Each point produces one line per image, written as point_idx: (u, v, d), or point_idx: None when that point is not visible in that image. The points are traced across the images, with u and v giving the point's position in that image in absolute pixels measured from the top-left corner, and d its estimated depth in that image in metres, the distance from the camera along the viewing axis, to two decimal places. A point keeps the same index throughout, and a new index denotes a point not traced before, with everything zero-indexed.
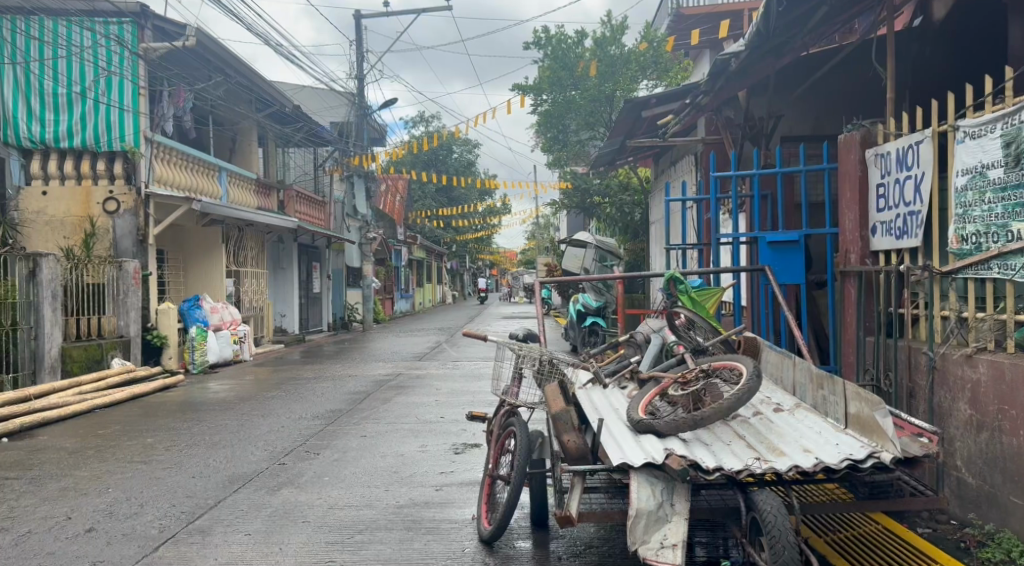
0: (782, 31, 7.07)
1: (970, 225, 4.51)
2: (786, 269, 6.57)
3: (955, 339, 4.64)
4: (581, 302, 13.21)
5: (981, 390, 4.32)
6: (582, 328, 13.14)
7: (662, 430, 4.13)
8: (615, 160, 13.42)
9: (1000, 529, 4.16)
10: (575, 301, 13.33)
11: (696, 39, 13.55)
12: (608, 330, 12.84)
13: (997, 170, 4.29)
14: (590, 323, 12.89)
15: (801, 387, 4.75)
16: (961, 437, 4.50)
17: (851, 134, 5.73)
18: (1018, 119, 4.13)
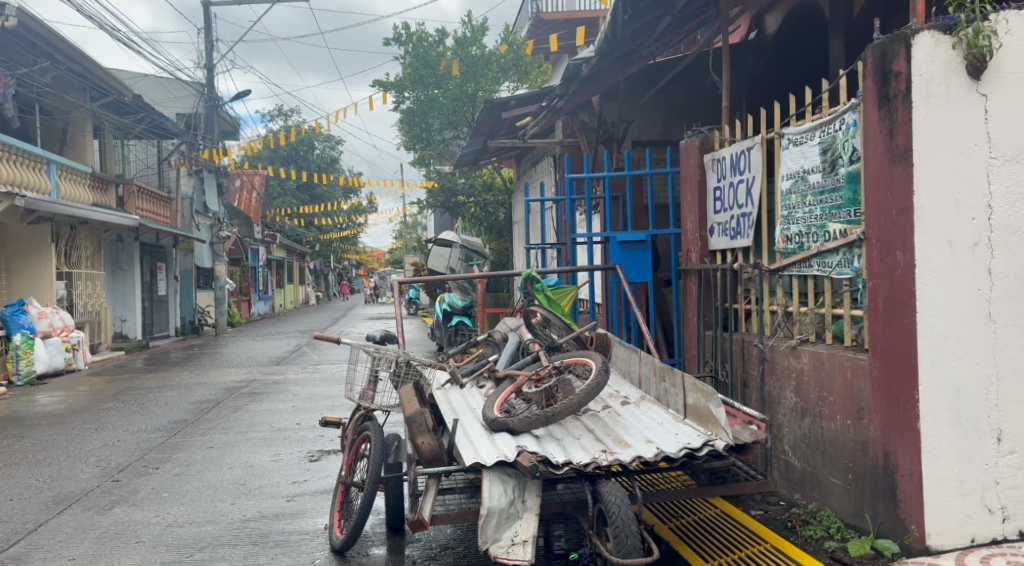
0: (630, 38, 7.35)
1: (794, 225, 4.84)
2: (635, 267, 6.85)
3: (781, 332, 4.99)
4: (447, 302, 13.15)
5: (804, 379, 4.65)
6: (448, 328, 13.10)
7: (516, 428, 4.18)
8: (477, 160, 13.52)
9: (821, 508, 4.49)
10: (441, 300, 13.22)
11: (555, 45, 13.81)
12: (474, 329, 12.87)
13: (817, 175, 4.60)
14: (457, 322, 12.93)
15: (647, 379, 4.95)
16: (788, 423, 4.84)
17: (691, 140, 6.03)
18: (832, 127, 4.44)
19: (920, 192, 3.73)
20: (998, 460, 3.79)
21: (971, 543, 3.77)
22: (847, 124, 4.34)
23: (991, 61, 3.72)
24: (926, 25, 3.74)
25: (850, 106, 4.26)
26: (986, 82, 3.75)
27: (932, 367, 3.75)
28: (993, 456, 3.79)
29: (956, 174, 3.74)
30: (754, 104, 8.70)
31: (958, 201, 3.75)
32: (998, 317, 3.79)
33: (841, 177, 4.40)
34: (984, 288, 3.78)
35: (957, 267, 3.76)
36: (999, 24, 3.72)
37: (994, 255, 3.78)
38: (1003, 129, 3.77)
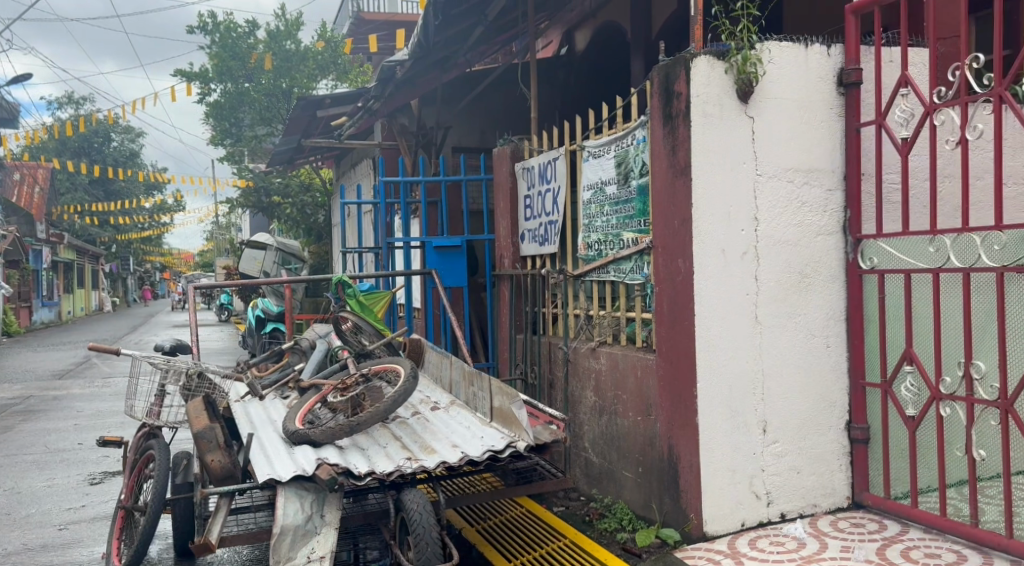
0: (445, 44, 7.40)
1: (594, 233, 5.07)
2: (449, 272, 6.89)
3: (583, 334, 5.22)
4: (261, 308, 12.55)
5: (602, 379, 4.89)
6: (262, 335, 12.46)
7: (318, 440, 4.07)
8: (292, 160, 13.10)
9: (616, 501, 4.74)
10: (255, 306, 12.61)
11: (375, 47, 13.67)
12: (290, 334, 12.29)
13: (612, 187, 4.85)
14: (272, 328, 12.19)
15: (455, 384, 4.98)
16: (588, 421, 5.07)
17: (502, 148, 6.16)
18: (625, 142, 4.70)
19: (698, 204, 4.03)
20: (764, 450, 4.17)
21: (741, 526, 4.13)
22: (637, 140, 4.59)
23: (758, 87, 4.09)
24: (702, 51, 4.05)
25: (640, 123, 4.52)
26: (753, 105, 4.11)
27: (708, 366, 4.08)
28: (760, 446, 4.16)
29: (728, 188, 4.08)
30: (567, 113, 9.08)
31: (730, 213, 4.09)
32: (763, 319, 4.16)
33: (633, 189, 4.63)
34: (752, 292, 4.15)
35: (728, 274, 4.10)
36: (763, 53, 4.09)
37: (759, 263, 4.15)
38: (768, 149, 4.14)
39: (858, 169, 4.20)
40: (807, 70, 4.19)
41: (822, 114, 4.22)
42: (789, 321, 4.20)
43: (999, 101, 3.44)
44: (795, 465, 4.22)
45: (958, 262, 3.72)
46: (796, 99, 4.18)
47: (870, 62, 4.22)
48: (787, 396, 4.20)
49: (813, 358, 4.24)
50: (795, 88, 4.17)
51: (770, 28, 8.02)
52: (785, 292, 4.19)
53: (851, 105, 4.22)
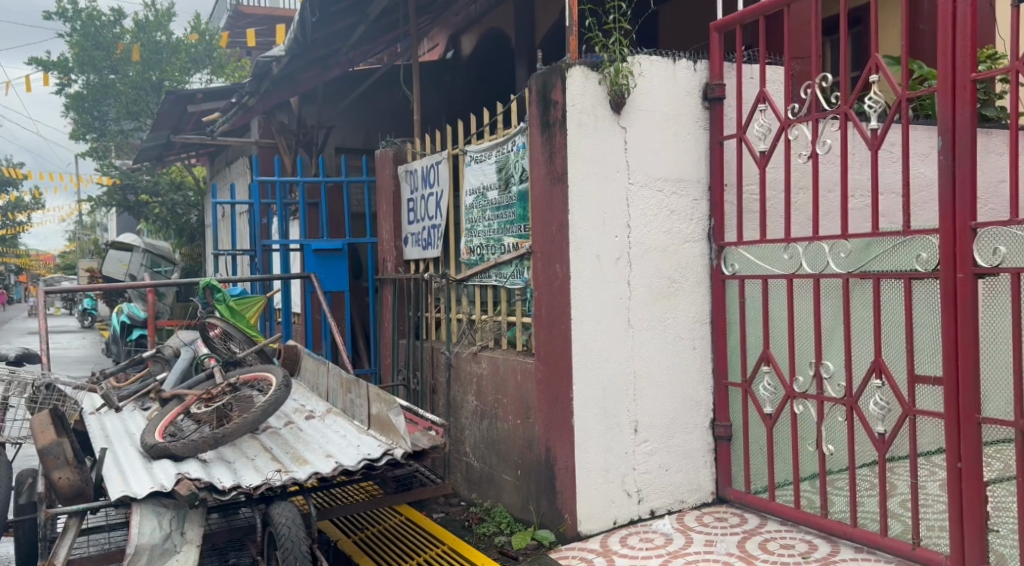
0: (325, 42, 7.26)
1: (476, 238, 5.09)
2: (329, 276, 6.73)
3: (465, 339, 5.22)
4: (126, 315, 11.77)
5: (483, 383, 4.91)
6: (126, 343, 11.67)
7: (179, 454, 3.89)
8: (161, 157, 12.50)
9: (496, 505, 4.77)
10: (119, 312, 11.80)
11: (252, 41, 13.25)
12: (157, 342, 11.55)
13: (493, 192, 4.88)
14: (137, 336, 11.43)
15: (332, 392, 4.87)
16: (469, 425, 5.08)
17: (384, 150, 6.09)
18: (506, 148, 4.74)
19: (574, 211, 4.12)
20: (635, 449, 4.30)
21: (613, 525, 4.24)
22: (517, 146, 4.64)
23: (629, 98, 4.22)
24: (577, 61, 4.14)
25: (520, 130, 4.57)
26: (625, 115, 4.24)
27: (583, 369, 4.17)
28: (631, 445, 4.29)
29: (602, 196, 4.18)
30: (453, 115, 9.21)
31: (604, 220, 4.19)
32: (635, 322, 4.29)
33: (514, 195, 4.67)
34: (625, 296, 4.27)
35: (602, 279, 4.20)
36: (634, 66, 4.22)
37: (632, 268, 4.28)
38: (639, 159, 4.27)
39: (722, 180, 4.41)
40: (676, 83, 4.36)
41: (689, 127, 4.40)
42: (658, 325, 4.35)
43: (845, 119, 3.70)
44: (664, 463, 4.37)
45: (809, 268, 3.93)
46: (665, 112, 4.34)
47: (732, 78, 4.43)
48: (657, 397, 4.35)
49: (682, 360, 4.41)
50: (663, 101, 4.33)
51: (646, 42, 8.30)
52: (656, 297, 4.34)
53: (715, 119, 4.42)
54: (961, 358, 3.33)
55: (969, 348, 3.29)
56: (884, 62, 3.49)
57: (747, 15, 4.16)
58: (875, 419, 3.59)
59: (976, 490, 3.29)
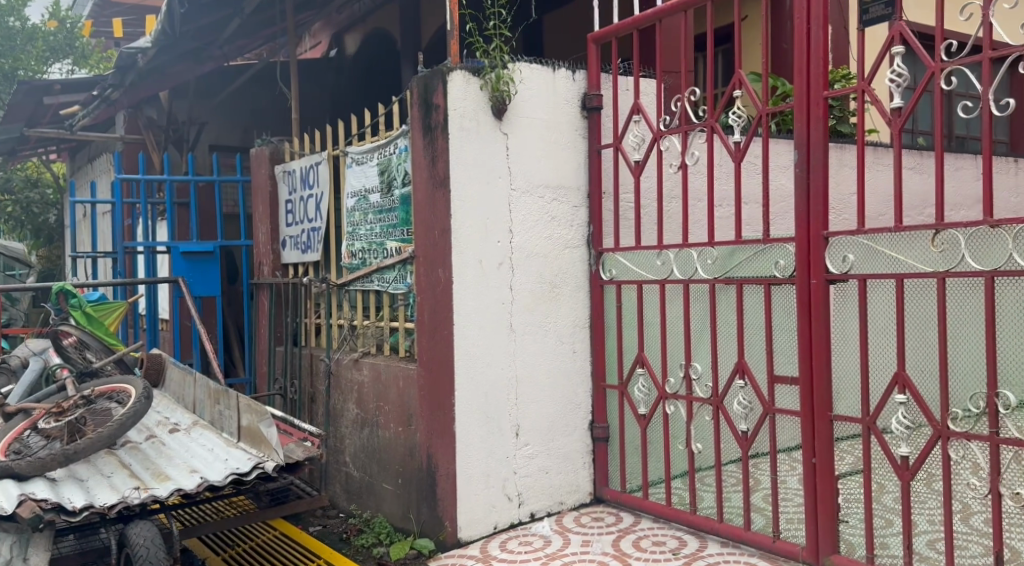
0: (197, 35, 6.93)
1: (358, 242, 4.97)
2: (201, 280, 6.42)
3: (346, 346, 5.09)
4: None
5: (364, 391, 4.80)
6: None
7: (24, 473, 3.59)
8: (14, 152, 11.61)
9: (376, 515, 4.67)
10: None
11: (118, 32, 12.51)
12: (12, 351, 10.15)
13: (375, 195, 4.78)
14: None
15: (200, 403, 4.62)
16: (350, 434, 4.95)
17: (261, 149, 5.87)
18: (388, 150, 4.64)
19: (456, 215, 4.08)
20: (516, 453, 4.30)
21: (494, 530, 4.22)
22: (399, 149, 4.56)
23: (510, 104, 4.23)
24: (458, 65, 4.11)
25: (401, 132, 4.49)
26: (507, 121, 4.24)
27: (464, 375, 4.13)
28: (512, 449, 4.29)
29: (483, 201, 4.17)
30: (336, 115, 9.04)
31: (486, 224, 4.18)
32: (517, 327, 4.30)
33: (396, 198, 4.59)
34: (507, 301, 4.27)
35: (484, 284, 4.18)
36: (515, 73, 4.24)
37: (514, 273, 4.29)
38: (521, 165, 4.29)
39: (601, 188, 4.48)
40: (556, 92, 4.40)
41: (569, 135, 4.46)
42: (540, 329, 4.37)
43: (711, 131, 3.84)
44: (545, 466, 4.39)
45: (679, 273, 4.04)
46: (546, 119, 4.38)
47: (609, 89, 4.52)
48: (537, 401, 4.37)
49: (562, 365, 4.45)
50: (543, 108, 4.37)
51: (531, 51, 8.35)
52: (537, 303, 4.36)
53: (593, 129, 4.49)
54: (814, 359, 3.52)
55: (822, 349, 3.48)
56: (747, 78, 3.65)
57: (622, 28, 4.25)
58: (739, 417, 3.78)
59: (829, 483, 3.48)
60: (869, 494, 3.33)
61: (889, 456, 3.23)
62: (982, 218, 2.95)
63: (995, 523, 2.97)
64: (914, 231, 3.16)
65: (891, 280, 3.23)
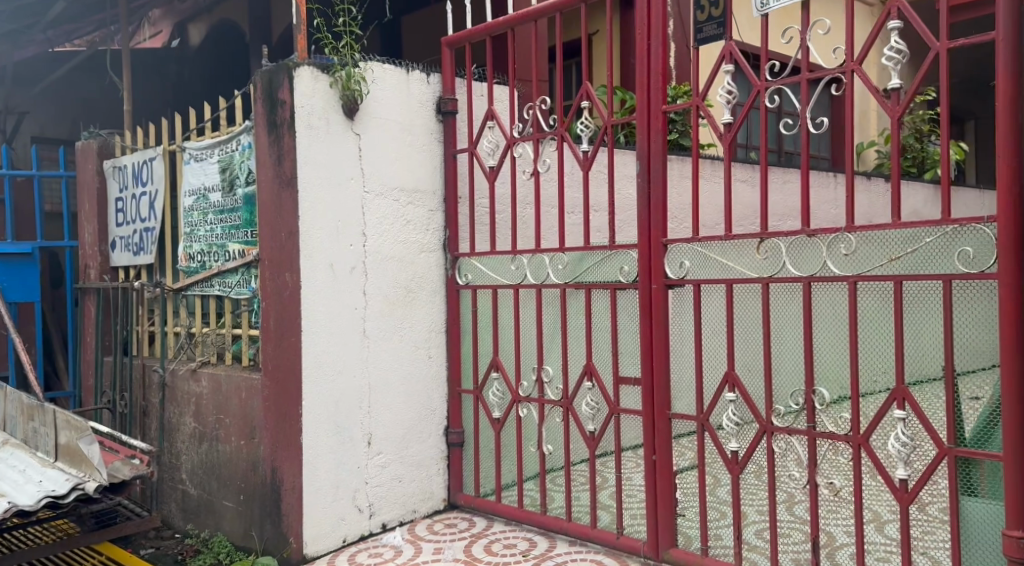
0: (15, 16, 6.36)
1: (196, 243, 4.67)
2: (17, 283, 5.86)
3: (183, 355, 4.77)
4: None
5: (203, 403, 4.51)
6: None
7: None
8: None
9: (215, 534, 4.40)
10: None
11: None
12: None
13: (216, 194, 4.51)
14: None
15: (11, 420, 4.18)
16: (186, 449, 4.64)
17: (87, 142, 5.43)
18: (230, 147, 4.39)
19: (304, 216, 3.91)
20: (367, 463, 4.17)
21: (342, 543, 4.07)
22: (242, 146, 4.32)
23: (361, 104, 4.11)
24: (305, 60, 3.95)
25: (245, 128, 4.26)
26: (358, 122, 4.12)
27: (312, 383, 3.96)
28: (363, 459, 4.15)
29: (333, 202, 4.02)
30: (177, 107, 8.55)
31: (336, 226, 4.03)
32: (370, 333, 4.18)
33: (239, 198, 4.35)
34: (359, 307, 4.13)
35: (334, 288, 4.03)
36: (366, 72, 4.12)
37: (367, 277, 4.16)
38: (373, 165, 4.17)
39: (455, 192, 4.44)
40: (409, 94, 4.32)
41: (422, 138, 4.39)
42: (394, 335, 4.27)
43: (562, 139, 3.88)
44: (397, 474, 4.29)
45: (532, 278, 4.06)
46: (400, 121, 4.29)
47: (463, 94, 4.49)
48: (390, 408, 4.25)
49: (416, 371, 4.36)
50: (396, 110, 4.27)
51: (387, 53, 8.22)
52: (390, 308, 4.25)
53: (448, 133, 4.44)
54: (655, 359, 3.61)
55: (663, 351, 3.59)
56: (593, 89, 3.70)
57: (475, 33, 4.23)
58: (587, 418, 3.84)
59: (668, 480, 3.59)
60: (702, 489, 3.46)
61: (720, 451, 3.37)
62: (801, 227, 3.13)
63: (812, 511, 3.18)
64: (742, 239, 3.32)
65: (721, 286, 3.38)
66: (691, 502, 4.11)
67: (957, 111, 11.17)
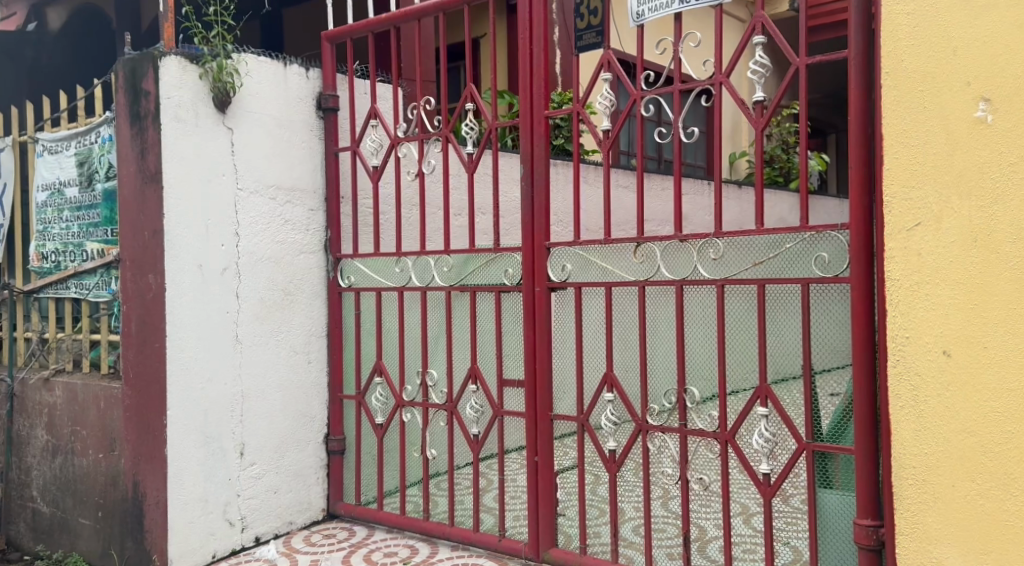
0: None
1: (50, 242, 4.34)
2: None
3: (35, 363, 4.42)
4: None
5: (56, 414, 4.19)
6: None
7: None
8: None
9: (69, 554, 4.11)
10: None
11: None
12: None
13: (73, 189, 4.21)
14: None
15: None
16: (38, 464, 4.31)
17: None
18: (88, 139, 4.11)
19: (170, 215, 3.70)
20: (239, 474, 3.99)
21: (212, 558, 3.88)
22: (101, 138, 4.05)
23: (234, 98, 3.93)
24: (172, 50, 3.75)
25: (105, 120, 4.00)
26: (231, 116, 3.94)
27: (179, 392, 3.75)
28: (236, 470, 3.98)
29: (203, 200, 3.83)
30: (35, 93, 8.02)
31: (206, 226, 3.84)
32: (244, 337, 4.00)
33: (98, 194, 4.07)
34: (232, 310, 3.95)
35: (204, 291, 3.83)
36: (240, 65, 3.95)
37: (240, 280, 3.98)
38: (247, 163, 4.00)
39: (337, 192, 4.32)
40: (286, 89, 4.18)
41: (301, 136, 4.25)
42: (269, 339, 4.11)
43: (446, 141, 3.85)
44: (272, 485, 4.13)
45: (418, 281, 4.04)
46: (277, 117, 4.14)
47: (345, 91, 4.38)
48: (264, 416, 4.09)
49: (293, 376, 4.21)
50: (272, 105, 4.12)
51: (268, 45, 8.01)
52: (265, 312, 4.09)
53: (329, 130, 4.32)
54: (538, 361, 3.65)
55: (546, 353, 3.63)
56: (477, 91, 3.69)
57: (356, 30, 4.14)
58: (471, 421, 3.85)
59: (549, 480, 3.63)
60: (581, 488, 3.52)
61: (598, 450, 3.45)
62: (674, 232, 3.26)
63: (683, 506, 3.29)
64: (620, 243, 3.40)
65: (601, 288, 3.47)
66: (571, 501, 4.16)
67: (819, 125, 11.92)
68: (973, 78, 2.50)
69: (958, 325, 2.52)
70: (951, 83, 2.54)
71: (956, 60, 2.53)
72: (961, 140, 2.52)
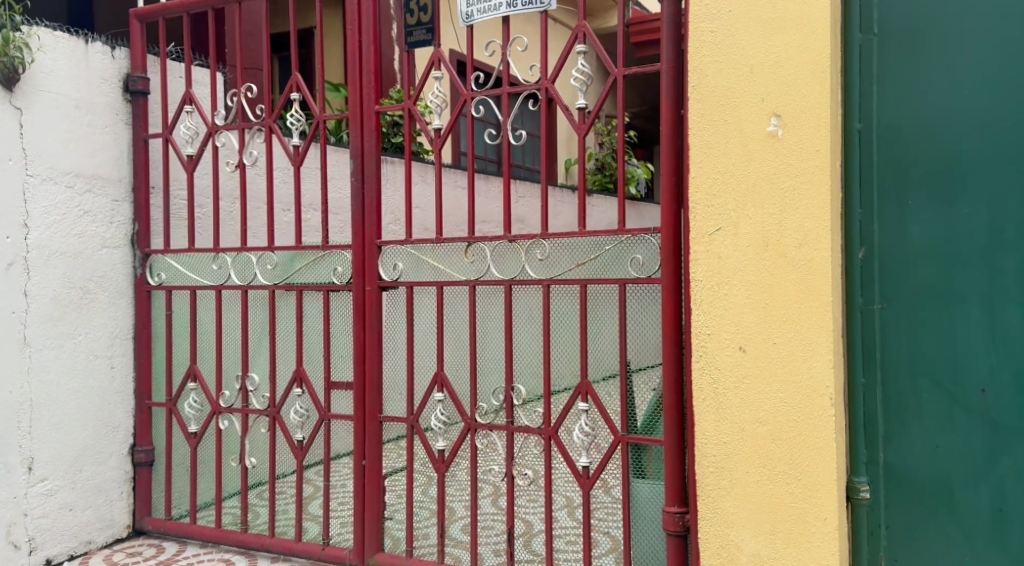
0: None
1: None
2: None
3: None
4: None
5: None
6: None
7: None
8: None
9: None
10: None
11: None
12: None
13: None
14: None
15: None
16: None
17: None
18: None
19: None
20: (27, 492, 3.60)
21: None
22: None
23: (24, 74, 3.54)
24: None
25: None
26: (20, 95, 3.54)
27: None
28: (22, 488, 3.58)
29: None
30: None
31: None
32: (33, 340, 3.61)
33: None
34: (19, 311, 3.55)
35: None
36: (31, 38, 3.57)
37: (30, 277, 3.59)
38: (39, 146, 3.62)
39: (146, 182, 4.00)
40: (87, 68, 3.82)
41: (104, 119, 3.89)
42: (63, 342, 3.73)
43: (270, 132, 3.67)
44: (67, 502, 3.75)
45: (237, 280, 3.84)
46: (76, 98, 3.77)
47: (156, 73, 4.07)
48: (57, 427, 3.71)
49: (92, 382, 3.85)
50: (69, 84, 3.74)
51: (77, 24, 7.39)
52: (60, 312, 3.71)
53: (137, 114, 3.99)
54: (367, 363, 3.56)
55: (374, 356, 3.55)
56: (303, 81, 3.54)
57: (169, 9, 3.85)
58: (295, 427, 3.72)
59: (376, 483, 3.55)
60: (409, 489, 3.48)
61: (427, 451, 3.43)
62: (503, 233, 3.32)
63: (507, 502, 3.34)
64: (452, 242, 3.41)
65: (433, 288, 3.46)
66: None
67: (646, 138, 12.52)
68: (767, 95, 2.68)
69: (752, 324, 2.71)
70: (747, 98, 2.71)
71: (752, 77, 2.71)
72: (755, 151, 2.70)
